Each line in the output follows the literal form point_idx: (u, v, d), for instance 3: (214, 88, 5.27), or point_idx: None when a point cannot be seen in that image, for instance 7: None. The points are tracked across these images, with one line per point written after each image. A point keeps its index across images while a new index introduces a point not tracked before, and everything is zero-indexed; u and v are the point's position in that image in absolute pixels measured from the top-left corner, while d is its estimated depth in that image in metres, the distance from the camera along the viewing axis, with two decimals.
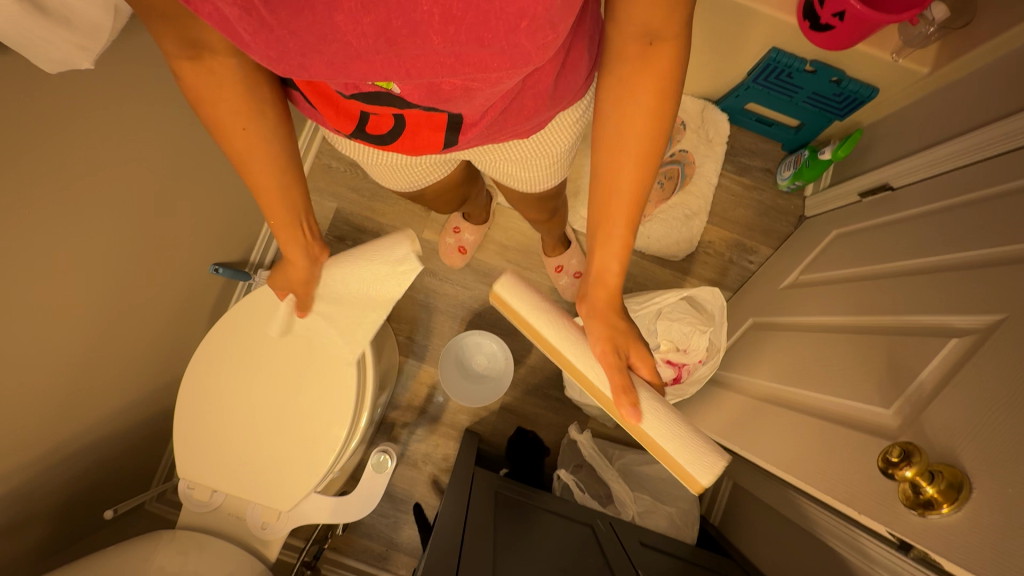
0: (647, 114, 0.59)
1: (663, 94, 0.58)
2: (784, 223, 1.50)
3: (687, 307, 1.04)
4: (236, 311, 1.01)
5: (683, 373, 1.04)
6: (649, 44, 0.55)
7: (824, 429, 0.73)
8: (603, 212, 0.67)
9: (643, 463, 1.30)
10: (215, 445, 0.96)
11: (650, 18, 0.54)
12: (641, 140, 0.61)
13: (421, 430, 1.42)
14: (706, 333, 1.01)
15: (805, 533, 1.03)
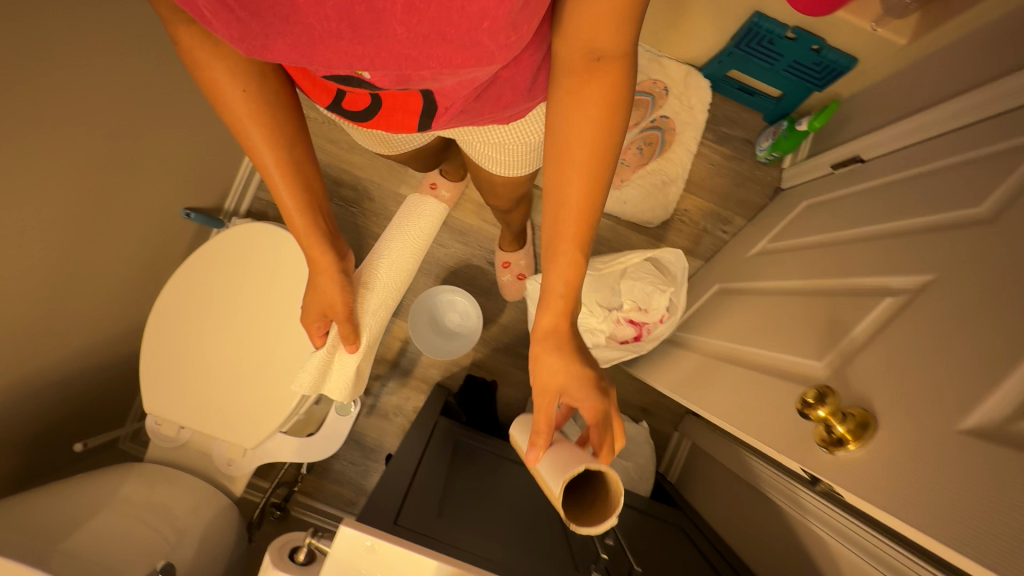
0: (594, 129, 0.58)
1: (611, 108, 0.57)
2: (760, 194, 1.51)
3: (652, 269, 1.08)
4: (204, 253, 1.01)
5: (643, 333, 1.07)
6: (594, 59, 0.55)
7: (761, 381, 0.76)
8: (556, 228, 0.62)
9: None
10: (183, 383, 0.98)
11: (595, 33, 0.54)
12: (586, 158, 0.58)
13: (393, 383, 1.45)
14: (667, 295, 1.04)
15: (751, 489, 1.08)
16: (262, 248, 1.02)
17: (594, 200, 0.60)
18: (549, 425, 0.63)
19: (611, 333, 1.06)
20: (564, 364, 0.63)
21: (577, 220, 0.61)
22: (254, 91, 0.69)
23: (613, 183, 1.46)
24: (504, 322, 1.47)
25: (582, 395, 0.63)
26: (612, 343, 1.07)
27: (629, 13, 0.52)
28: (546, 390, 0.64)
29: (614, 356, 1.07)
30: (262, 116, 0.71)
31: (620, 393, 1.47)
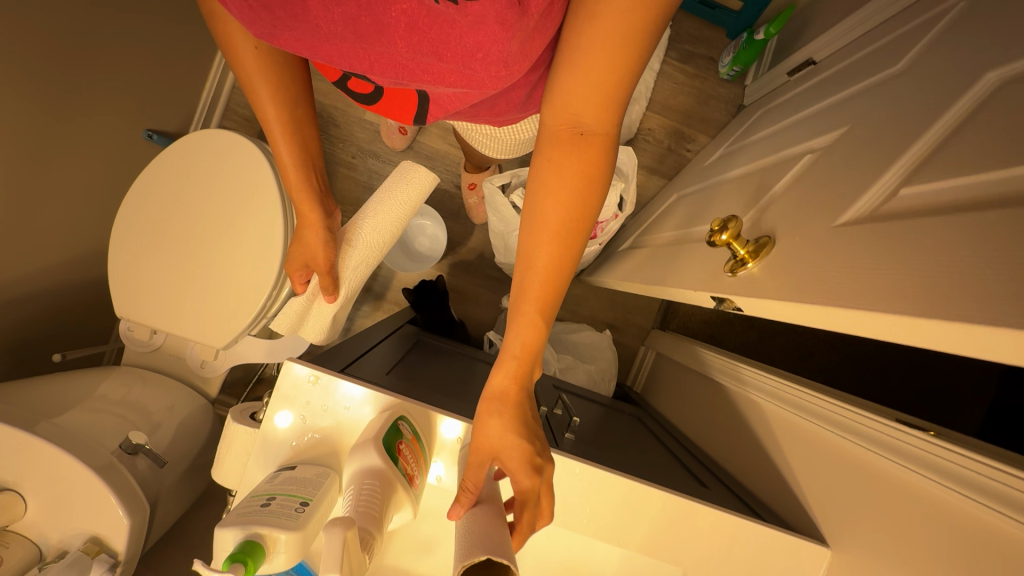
0: (570, 196, 0.55)
1: (589, 184, 0.55)
2: (723, 111, 1.53)
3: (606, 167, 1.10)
4: (163, 163, 1.04)
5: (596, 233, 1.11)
6: (579, 133, 0.54)
7: (693, 248, 0.80)
8: (516, 293, 0.58)
9: (570, 329, 1.38)
10: (151, 287, 1.02)
11: (583, 109, 0.52)
12: (560, 224, 0.55)
13: (367, 307, 1.50)
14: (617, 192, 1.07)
15: (703, 380, 1.14)
16: (220, 158, 1.04)
17: (555, 284, 0.57)
18: (477, 484, 0.55)
19: None
20: (505, 427, 0.57)
21: (544, 289, 0.57)
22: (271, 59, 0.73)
23: None
24: (472, 245, 1.50)
25: (518, 472, 0.56)
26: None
27: (616, 95, 0.51)
28: (481, 452, 0.56)
29: None
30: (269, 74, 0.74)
31: (587, 310, 1.52)
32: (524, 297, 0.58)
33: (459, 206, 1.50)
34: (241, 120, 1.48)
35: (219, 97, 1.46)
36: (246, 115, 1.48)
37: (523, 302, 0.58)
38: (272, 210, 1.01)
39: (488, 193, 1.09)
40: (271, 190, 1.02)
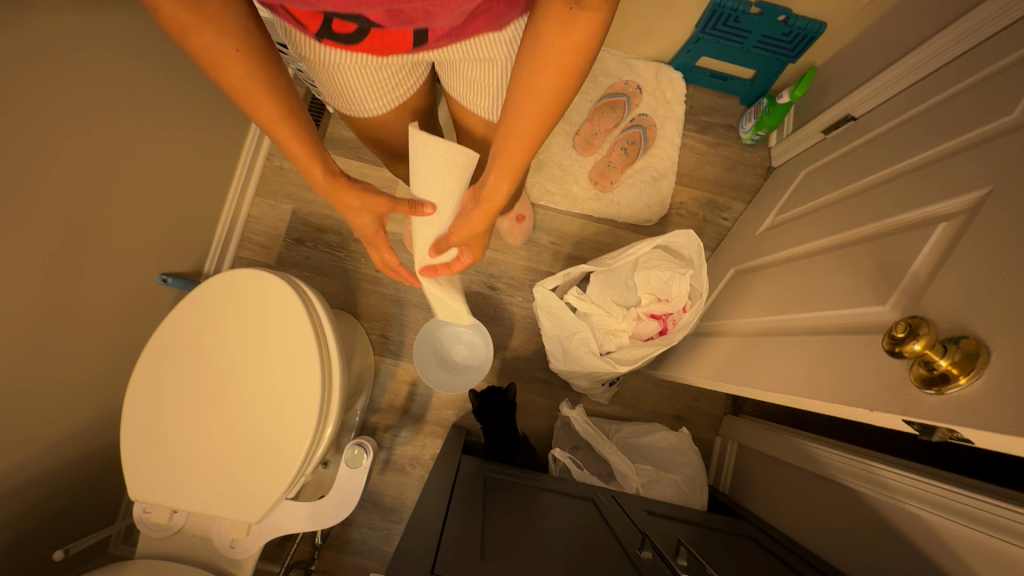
0: (556, 75, 0.64)
1: (577, 60, 0.63)
2: (753, 175, 1.48)
3: (670, 253, 0.99)
4: (181, 310, 0.94)
5: (667, 326, 1.00)
6: (572, 7, 0.58)
7: (826, 345, 0.66)
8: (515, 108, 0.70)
9: (642, 434, 1.23)
10: (171, 456, 0.88)
11: None
12: (556, 76, 0.65)
13: (406, 432, 1.34)
14: (687, 281, 0.97)
15: (829, 484, 0.95)
16: (244, 298, 0.94)
17: (553, 110, 0.69)
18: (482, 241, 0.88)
19: (633, 331, 1.00)
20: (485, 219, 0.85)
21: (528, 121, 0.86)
22: (224, 39, 0.62)
23: (604, 185, 1.41)
24: (514, 348, 1.37)
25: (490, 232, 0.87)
26: (632, 340, 1.00)
27: None
28: (468, 238, 0.88)
29: (643, 353, 0.95)
30: (227, 59, 0.64)
31: (650, 403, 1.36)
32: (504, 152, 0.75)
33: (495, 309, 1.38)
34: (257, 248, 1.39)
35: (233, 228, 1.38)
36: (262, 242, 1.40)
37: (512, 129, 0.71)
38: (309, 351, 0.90)
39: (540, 294, 0.98)
40: (306, 328, 0.91)
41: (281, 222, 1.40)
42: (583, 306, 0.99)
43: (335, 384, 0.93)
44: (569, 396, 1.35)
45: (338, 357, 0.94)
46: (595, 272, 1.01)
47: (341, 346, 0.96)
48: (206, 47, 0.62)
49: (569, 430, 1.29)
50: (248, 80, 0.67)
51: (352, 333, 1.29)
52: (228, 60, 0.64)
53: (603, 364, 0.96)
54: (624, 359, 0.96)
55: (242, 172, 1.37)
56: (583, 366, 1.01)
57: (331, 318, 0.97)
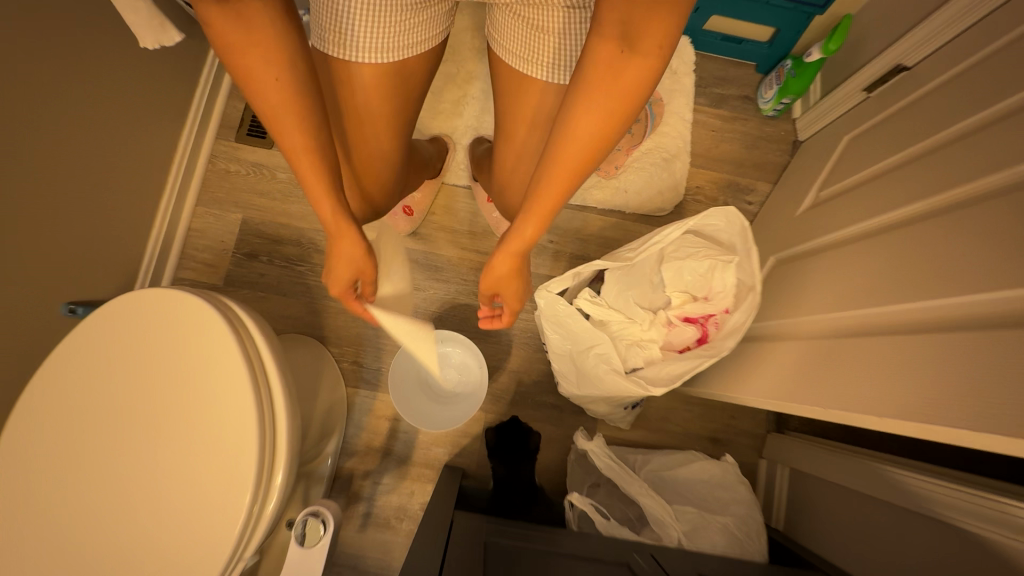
0: (606, 111, 0.64)
1: (628, 100, 0.63)
2: (777, 152, 1.29)
3: (700, 241, 0.80)
4: (79, 343, 0.72)
5: (707, 333, 0.77)
6: (623, 50, 0.61)
7: (944, 341, 0.55)
8: (561, 149, 0.68)
9: (676, 465, 1.00)
10: (60, 543, 0.65)
11: (635, 19, 0.59)
12: (604, 115, 0.65)
13: (389, 478, 1.11)
14: (725, 273, 0.77)
15: (876, 480, 0.84)
16: (161, 326, 0.73)
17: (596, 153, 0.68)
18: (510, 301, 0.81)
19: (665, 341, 0.79)
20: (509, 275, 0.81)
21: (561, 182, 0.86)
22: (265, 55, 0.58)
23: (607, 171, 1.20)
24: (514, 368, 1.15)
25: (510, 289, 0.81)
26: (663, 351, 0.78)
27: (672, 27, 0.58)
28: (500, 283, 0.82)
29: (683, 368, 0.71)
30: (263, 76, 0.59)
31: (679, 425, 1.14)
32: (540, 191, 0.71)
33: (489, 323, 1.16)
34: (201, 267, 1.17)
35: (171, 245, 1.15)
36: (208, 259, 1.17)
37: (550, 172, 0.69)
38: (245, 393, 0.69)
39: (544, 300, 0.77)
40: (242, 362, 0.70)
41: (230, 235, 1.18)
42: (598, 313, 0.79)
43: (280, 446, 0.71)
44: (583, 422, 1.13)
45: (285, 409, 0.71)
46: (611, 269, 0.80)
47: (290, 394, 0.73)
48: (238, 57, 0.57)
49: (585, 464, 1.07)
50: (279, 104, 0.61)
51: (315, 365, 1.07)
52: (265, 80, 0.59)
53: (634, 385, 0.72)
54: (662, 375, 0.73)
55: (179, 178, 1.15)
56: (605, 390, 0.78)
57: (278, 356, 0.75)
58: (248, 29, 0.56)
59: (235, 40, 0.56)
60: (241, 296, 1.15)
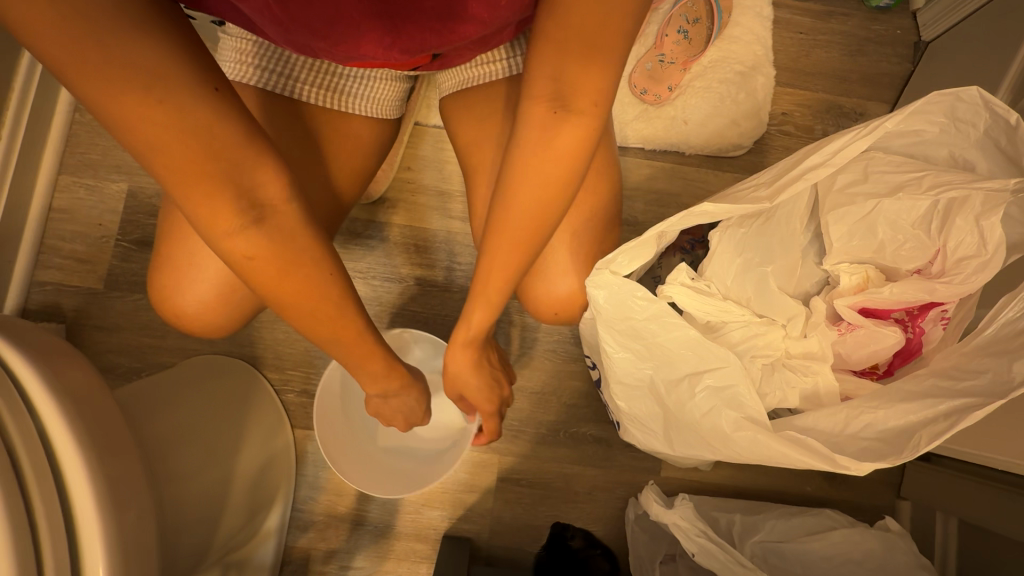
0: (542, 188, 0.49)
1: (566, 179, 0.48)
2: (893, 60, 0.90)
3: (890, 165, 0.48)
4: None
5: (915, 339, 0.49)
6: (558, 110, 0.46)
7: None
8: (497, 238, 0.51)
9: (804, 534, 0.65)
10: None
11: (569, 79, 0.45)
12: (540, 186, 0.48)
13: (363, 560, 0.76)
14: (965, 216, 0.45)
15: None
16: None
17: (538, 236, 0.50)
18: (491, 425, 0.62)
19: (843, 355, 0.50)
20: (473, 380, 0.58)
21: (555, 255, 0.59)
22: (309, 258, 0.48)
23: (658, 95, 0.83)
24: (536, 390, 0.78)
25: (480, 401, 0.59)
26: (839, 377, 0.47)
27: (607, 81, 0.45)
28: (459, 385, 0.58)
29: (904, 418, 0.40)
30: (307, 289, 0.48)
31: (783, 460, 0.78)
32: (479, 273, 0.53)
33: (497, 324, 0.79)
34: (71, 264, 0.79)
35: (20, 233, 0.77)
36: (80, 252, 0.79)
37: (487, 260, 0.52)
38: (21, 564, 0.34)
39: (604, 293, 0.42)
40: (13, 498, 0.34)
41: (111, 214, 0.80)
42: (714, 312, 0.45)
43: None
44: (643, 462, 0.77)
45: (101, 531, 0.37)
46: (739, 232, 0.46)
47: (119, 498, 0.39)
48: (270, 277, 0.46)
49: (652, 526, 0.71)
50: (329, 300, 0.50)
51: (246, 395, 0.72)
52: (301, 286, 0.48)
53: (805, 452, 0.39)
54: (851, 433, 0.41)
55: (20, 131, 0.75)
56: (724, 454, 0.43)
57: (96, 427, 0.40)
58: (287, 236, 0.46)
59: (270, 253, 0.45)
60: (135, 303, 0.79)
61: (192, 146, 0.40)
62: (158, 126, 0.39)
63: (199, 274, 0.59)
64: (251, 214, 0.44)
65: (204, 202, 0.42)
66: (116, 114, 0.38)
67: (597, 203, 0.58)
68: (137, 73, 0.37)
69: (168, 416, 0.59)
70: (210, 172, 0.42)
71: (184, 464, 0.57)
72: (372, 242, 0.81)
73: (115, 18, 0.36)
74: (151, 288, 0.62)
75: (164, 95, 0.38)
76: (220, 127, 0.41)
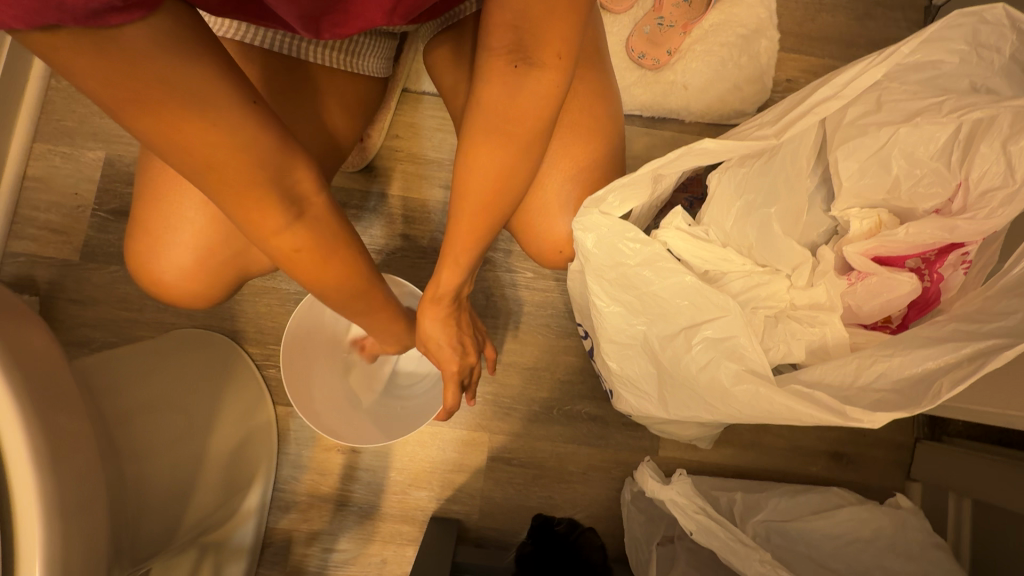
0: (508, 144, 0.47)
1: (537, 130, 0.47)
2: (905, 24, 0.85)
3: (906, 95, 0.45)
4: None
5: (933, 287, 0.47)
6: (518, 65, 0.44)
7: None
8: (463, 193, 0.50)
9: (809, 513, 0.61)
10: None
11: (532, 30, 0.43)
12: (506, 142, 0.47)
13: (347, 542, 0.73)
14: (990, 142, 0.43)
15: None
16: None
17: (510, 188, 0.49)
18: (455, 395, 0.57)
19: (853, 307, 0.48)
20: (445, 334, 0.55)
21: (544, 200, 0.57)
22: (342, 246, 0.46)
23: (657, 59, 0.79)
24: (529, 366, 0.75)
25: (448, 357, 0.56)
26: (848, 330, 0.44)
27: (572, 26, 0.43)
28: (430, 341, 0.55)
29: (919, 366, 0.36)
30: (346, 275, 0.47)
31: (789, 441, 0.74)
32: (452, 232, 0.51)
33: (489, 297, 0.75)
34: (46, 235, 0.76)
35: None
36: (54, 222, 0.76)
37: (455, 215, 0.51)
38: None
39: (593, 236, 0.39)
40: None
41: (87, 183, 0.77)
42: (715, 259, 0.43)
43: (27, 558, 0.34)
44: (640, 442, 0.73)
45: (36, 476, 0.35)
46: (744, 170, 0.43)
47: (55, 445, 0.37)
48: (314, 270, 0.45)
49: (649, 506, 0.68)
50: (360, 285, 0.49)
51: (226, 371, 0.69)
52: (342, 274, 0.47)
53: (812, 404, 0.36)
54: (865, 385, 0.37)
55: None
56: (722, 412, 0.40)
57: (35, 372, 0.38)
58: (324, 228, 0.45)
59: (316, 248, 0.44)
60: (113, 276, 0.76)
61: (242, 157, 0.37)
62: (207, 141, 0.35)
63: (174, 238, 0.56)
64: (294, 211, 0.42)
65: (252, 211, 0.40)
66: (158, 132, 0.34)
67: (592, 147, 0.56)
68: (183, 92, 0.33)
69: (141, 387, 0.57)
70: (257, 179, 0.39)
71: (156, 439, 0.55)
72: (361, 214, 0.78)
73: (160, 39, 0.32)
74: (127, 257, 0.59)
75: (213, 111, 0.35)
76: (262, 136, 0.38)
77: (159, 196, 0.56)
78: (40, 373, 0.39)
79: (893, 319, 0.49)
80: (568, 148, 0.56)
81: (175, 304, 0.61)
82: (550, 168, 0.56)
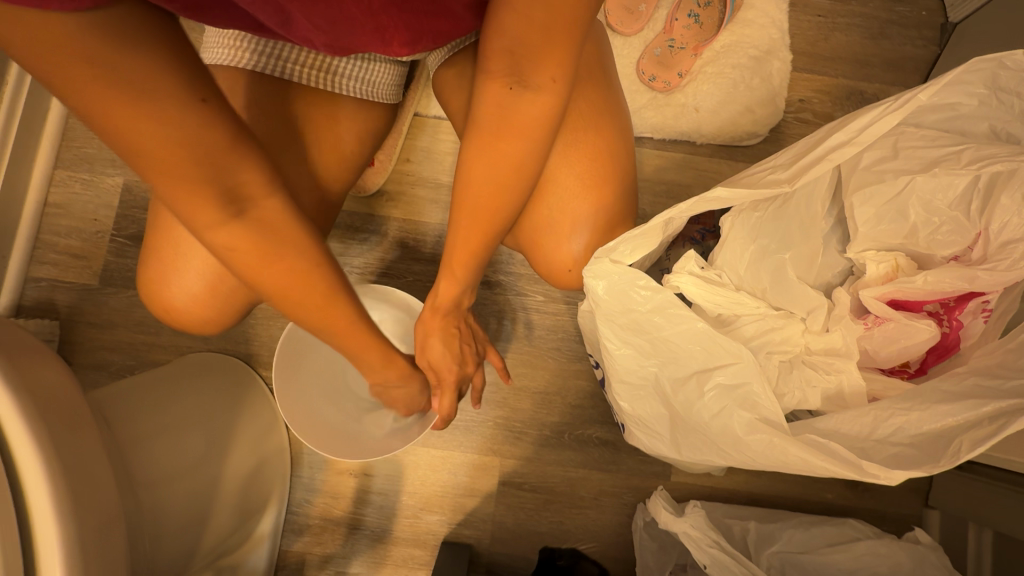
0: (503, 162, 0.47)
1: (533, 154, 0.47)
2: (922, 44, 0.83)
3: (925, 140, 0.45)
4: None
5: (953, 333, 0.46)
6: (510, 85, 0.45)
7: None
8: (463, 211, 0.50)
9: (824, 545, 0.61)
10: None
11: (528, 54, 0.43)
12: (504, 163, 0.47)
13: (359, 566, 0.73)
14: (1011, 194, 0.43)
15: None
16: None
17: (508, 207, 0.49)
18: (454, 399, 0.57)
19: (869, 349, 0.47)
20: (446, 343, 0.55)
21: (549, 219, 0.57)
22: (293, 253, 0.45)
23: (668, 82, 0.79)
24: (539, 391, 0.75)
25: (450, 365, 0.56)
26: (865, 376, 0.44)
27: (570, 54, 0.43)
28: (426, 348, 0.55)
29: (935, 423, 0.36)
30: (288, 283, 0.45)
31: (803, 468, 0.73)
32: (449, 247, 0.52)
33: (499, 320, 0.76)
34: (66, 260, 0.78)
35: (15, 227, 0.76)
36: (74, 247, 0.78)
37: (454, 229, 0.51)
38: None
39: (603, 283, 0.39)
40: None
41: (105, 209, 0.78)
42: (725, 302, 0.43)
43: None
44: (652, 467, 0.73)
45: (58, 522, 0.35)
46: (755, 213, 0.43)
47: (74, 485, 0.37)
48: (257, 274, 0.44)
49: (661, 534, 0.67)
50: (317, 291, 0.46)
51: (238, 395, 0.70)
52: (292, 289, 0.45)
53: (828, 458, 0.36)
54: (881, 437, 0.37)
55: (14, 122, 0.74)
56: (735, 459, 0.40)
57: (53, 415, 0.39)
58: (272, 232, 0.44)
59: (253, 245, 0.43)
60: (130, 300, 0.77)
61: (180, 152, 0.38)
62: (146, 136, 0.36)
63: (188, 266, 0.57)
64: (235, 211, 0.41)
65: (191, 202, 0.40)
66: (105, 120, 0.35)
67: (598, 167, 0.56)
68: (150, 98, 0.35)
69: (158, 416, 0.58)
70: (195, 175, 0.39)
71: (174, 465, 0.56)
72: (372, 236, 0.78)
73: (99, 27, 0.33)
74: (144, 284, 0.60)
75: (160, 103, 0.36)
76: (214, 134, 0.39)
77: (174, 228, 0.57)
78: (55, 410, 0.39)
79: (910, 364, 0.49)
80: (573, 165, 0.55)
81: (190, 329, 0.62)
82: (556, 188, 0.56)
